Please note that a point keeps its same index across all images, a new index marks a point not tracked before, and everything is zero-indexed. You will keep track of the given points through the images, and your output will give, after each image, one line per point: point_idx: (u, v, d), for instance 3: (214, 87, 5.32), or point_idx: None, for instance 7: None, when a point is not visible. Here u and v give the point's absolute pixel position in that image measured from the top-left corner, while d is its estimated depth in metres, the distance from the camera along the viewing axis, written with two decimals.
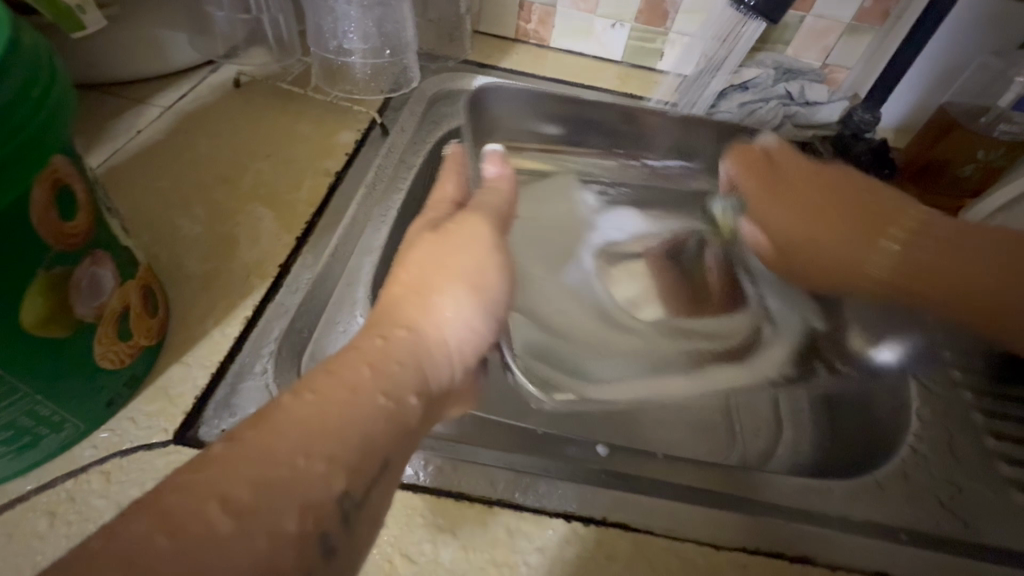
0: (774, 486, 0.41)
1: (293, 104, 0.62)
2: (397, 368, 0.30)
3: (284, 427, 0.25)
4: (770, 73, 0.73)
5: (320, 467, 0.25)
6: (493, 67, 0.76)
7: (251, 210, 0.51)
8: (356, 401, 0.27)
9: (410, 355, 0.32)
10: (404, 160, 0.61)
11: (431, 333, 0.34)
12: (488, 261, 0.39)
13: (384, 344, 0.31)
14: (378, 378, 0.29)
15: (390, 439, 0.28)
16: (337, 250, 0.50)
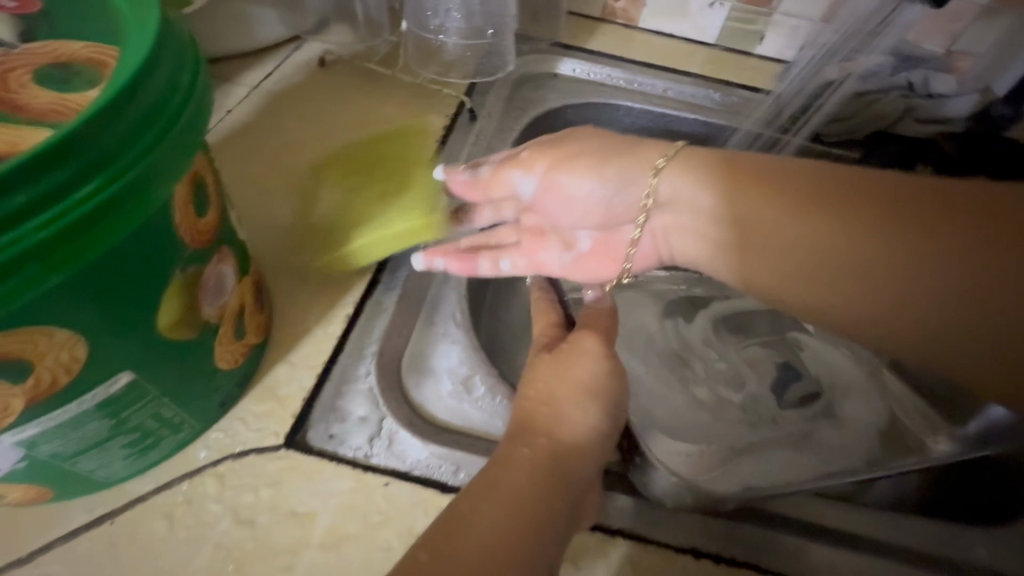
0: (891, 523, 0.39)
1: (378, 86, 0.59)
2: (541, 473, 0.32)
3: (461, 546, 0.28)
4: (889, 60, 0.65)
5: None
6: (579, 49, 0.72)
7: (321, 195, 0.47)
8: (516, 522, 0.30)
9: (550, 469, 0.33)
10: (492, 149, 0.58)
11: (567, 442, 0.34)
12: (614, 373, 0.38)
13: (527, 458, 0.33)
14: (523, 498, 0.31)
15: (550, 547, 0.30)
16: (431, 244, 0.48)
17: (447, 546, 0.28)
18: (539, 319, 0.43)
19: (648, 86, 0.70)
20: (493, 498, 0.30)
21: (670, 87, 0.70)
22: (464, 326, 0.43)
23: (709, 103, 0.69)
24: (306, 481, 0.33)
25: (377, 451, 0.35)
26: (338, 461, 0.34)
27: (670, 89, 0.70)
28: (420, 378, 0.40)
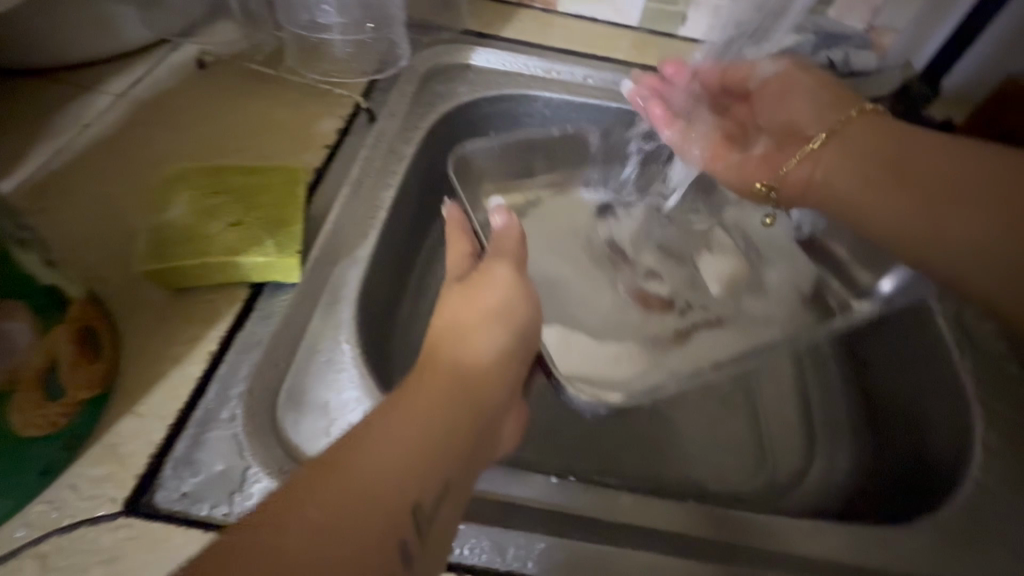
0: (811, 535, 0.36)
1: (265, 86, 0.54)
2: (447, 392, 0.31)
3: (365, 457, 0.26)
4: (809, 40, 0.64)
5: (393, 491, 0.26)
6: (493, 38, 0.67)
7: (174, 200, 0.40)
8: (424, 437, 0.28)
9: (455, 387, 0.31)
10: (394, 150, 0.54)
11: (468, 358, 0.33)
12: (526, 296, 0.38)
13: (437, 379, 0.31)
14: (439, 417, 0.29)
15: (449, 464, 0.28)
16: (316, 263, 0.44)
17: (349, 457, 0.26)
18: (452, 244, 0.41)
19: (566, 74, 0.66)
20: (404, 413, 0.29)
21: (590, 75, 0.66)
22: (351, 352, 0.39)
23: (630, 90, 0.66)
24: (148, 553, 0.30)
25: (235, 509, 0.31)
26: (189, 525, 0.31)
27: (590, 77, 0.66)
28: (297, 415, 0.36)
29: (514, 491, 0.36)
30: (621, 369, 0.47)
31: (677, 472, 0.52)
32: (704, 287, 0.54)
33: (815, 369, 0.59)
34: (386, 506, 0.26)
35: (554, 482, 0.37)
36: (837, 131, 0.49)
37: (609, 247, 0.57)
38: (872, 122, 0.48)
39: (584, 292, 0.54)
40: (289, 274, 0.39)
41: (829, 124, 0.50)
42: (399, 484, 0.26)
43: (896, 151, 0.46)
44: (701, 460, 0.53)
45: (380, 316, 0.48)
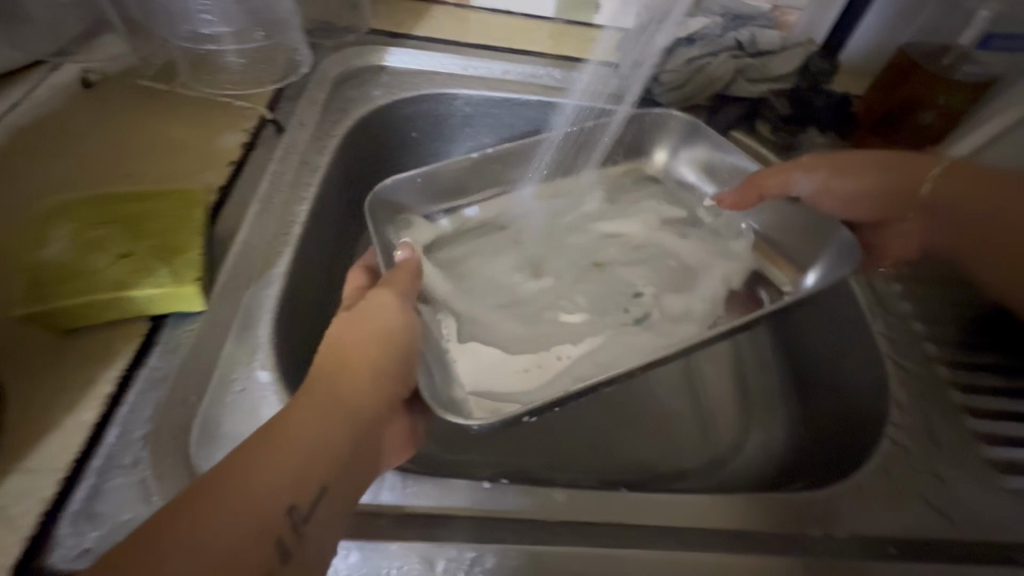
0: (733, 509, 0.38)
1: (160, 103, 0.51)
2: (320, 416, 0.30)
3: (230, 475, 0.26)
4: (717, 22, 0.65)
5: (264, 503, 0.26)
6: (407, 37, 0.66)
7: (54, 235, 0.38)
8: (300, 447, 0.28)
9: (327, 411, 0.30)
10: (307, 161, 0.52)
11: (346, 381, 0.33)
12: (407, 322, 0.37)
13: (313, 393, 0.31)
14: (315, 428, 0.29)
15: (317, 482, 0.28)
16: (226, 287, 0.41)
17: (214, 478, 0.26)
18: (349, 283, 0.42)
19: (486, 70, 0.65)
20: (279, 428, 0.28)
21: (510, 69, 0.66)
22: (269, 379, 0.37)
23: (551, 82, 0.65)
24: None
25: None
26: None
27: (510, 71, 0.65)
28: (212, 450, 0.34)
29: (446, 502, 0.36)
30: (526, 380, 0.46)
31: (622, 457, 0.53)
32: (629, 280, 0.55)
33: (749, 342, 0.62)
34: (258, 518, 0.25)
35: (487, 487, 0.37)
36: (926, 198, 0.54)
37: (522, 243, 0.57)
38: (963, 176, 0.52)
39: (492, 282, 0.53)
40: (190, 303, 0.37)
41: (916, 185, 0.54)
42: (269, 496, 0.26)
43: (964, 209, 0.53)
44: (644, 442, 0.54)
45: (303, 335, 0.47)
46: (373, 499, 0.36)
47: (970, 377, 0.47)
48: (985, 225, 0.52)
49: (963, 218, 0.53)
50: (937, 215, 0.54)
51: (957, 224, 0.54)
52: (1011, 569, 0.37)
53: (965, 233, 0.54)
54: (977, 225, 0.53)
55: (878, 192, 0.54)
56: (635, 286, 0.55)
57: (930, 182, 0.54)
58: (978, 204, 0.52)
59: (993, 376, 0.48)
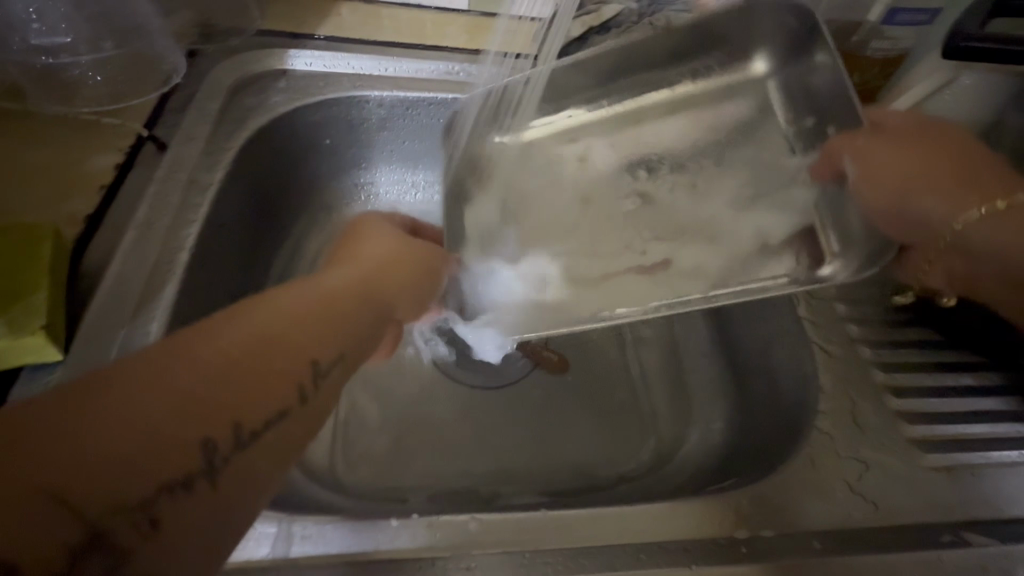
0: (659, 518, 0.36)
1: (17, 127, 0.46)
2: (316, 312, 0.28)
3: (274, 305, 0.27)
4: (632, 6, 0.63)
5: (298, 336, 0.27)
6: (310, 37, 0.61)
7: None
8: (336, 301, 0.30)
9: (324, 305, 0.29)
10: (194, 178, 0.48)
11: (347, 289, 0.31)
12: (406, 265, 0.37)
13: (356, 267, 0.34)
14: (353, 290, 0.31)
15: (288, 385, 0.26)
16: (93, 330, 0.37)
17: (260, 305, 0.27)
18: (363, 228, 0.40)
19: (397, 70, 0.61)
20: (324, 283, 0.30)
21: (422, 67, 0.62)
22: None
23: (464, 79, 0.62)
24: None
25: None
26: None
27: (423, 70, 0.62)
28: None
29: (349, 547, 0.33)
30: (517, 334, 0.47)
31: (558, 465, 0.51)
32: (648, 235, 0.52)
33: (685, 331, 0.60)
34: (288, 347, 0.26)
35: (396, 525, 0.34)
36: (959, 234, 0.41)
37: (534, 193, 0.54)
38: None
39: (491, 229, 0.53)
40: (42, 354, 0.33)
41: (971, 228, 0.40)
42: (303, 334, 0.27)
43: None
44: (580, 447, 0.53)
45: None
46: (268, 552, 0.33)
47: (895, 355, 0.47)
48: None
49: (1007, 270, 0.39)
50: (965, 260, 0.41)
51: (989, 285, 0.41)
52: (930, 551, 0.37)
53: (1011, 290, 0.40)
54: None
55: (938, 197, 0.42)
56: (648, 240, 0.51)
57: (968, 220, 0.41)
58: None
59: (918, 352, 0.47)
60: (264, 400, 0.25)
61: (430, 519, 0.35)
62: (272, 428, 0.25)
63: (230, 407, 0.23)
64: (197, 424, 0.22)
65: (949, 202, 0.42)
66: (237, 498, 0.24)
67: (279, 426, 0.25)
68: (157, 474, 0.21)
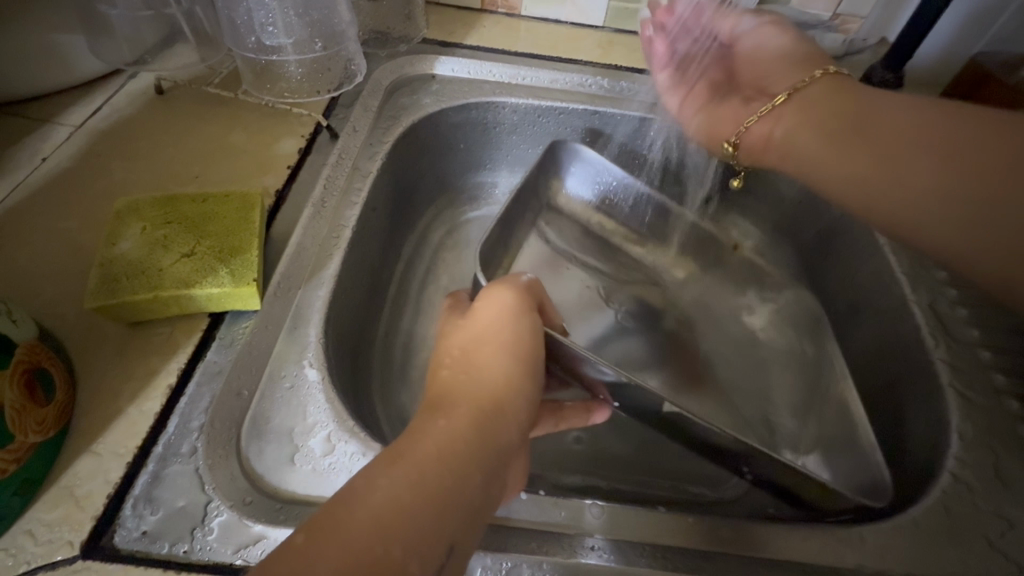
0: (778, 537, 0.36)
1: (223, 111, 0.54)
2: (410, 514, 0.26)
3: (354, 509, 0.25)
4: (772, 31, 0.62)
5: (384, 553, 0.24)
6: (457, 46, 0.67)
7: (124, 233, 0.40)
8: (429, 473, 0.27)
9: (406, 497, 0.26)
10: (357, 167, 0.53)
11: (430, 444, 0.29)
12: (518, 364, 0.36)
13: (450, 422, 0.31)
14: (447, 460, 0.28)
15: None
16: (279, 285, 0.43)
17: (336, 512, 0.25)
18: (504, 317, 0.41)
19: (533, 79, 0.65)
20: (415, 460, 0.28)
21: (557, 77, 0.65)
22: (316, 378, 0.39)
23: (598, 92, 0.65)
24: None
25: (197, 546, 0.31)
26: (148, 563, 0.31)
27: (557, 80, 0.65)
28: (262, 444, 0.36)
29: None
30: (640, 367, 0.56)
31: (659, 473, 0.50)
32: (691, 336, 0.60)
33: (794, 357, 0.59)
34: (404, 542, 0.25)
35: (524, 498, 0.37)
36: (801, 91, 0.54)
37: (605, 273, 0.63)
38: (932, 168, 0.47)
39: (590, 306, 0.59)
40: (247, 301, 0.39)
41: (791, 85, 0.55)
42: (419, 532, 0.25)
43: (898, 114, 0.50)
44: None
45: (345, 334, 0.48)
46: None
47: None
48: (901, 137, 0.49)
49: (859, 111, 0.51)
50: (803, 111, 0.54)
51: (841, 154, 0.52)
52: None
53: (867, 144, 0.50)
54: (883, 132, 0.50)
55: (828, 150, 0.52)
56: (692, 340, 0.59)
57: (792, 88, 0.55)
58: (851, 138, 0.51)
59: None
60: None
61: (556, 499, 0.37)
62: None
63: None
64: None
65: (806, 117, 0.54)
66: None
67: None
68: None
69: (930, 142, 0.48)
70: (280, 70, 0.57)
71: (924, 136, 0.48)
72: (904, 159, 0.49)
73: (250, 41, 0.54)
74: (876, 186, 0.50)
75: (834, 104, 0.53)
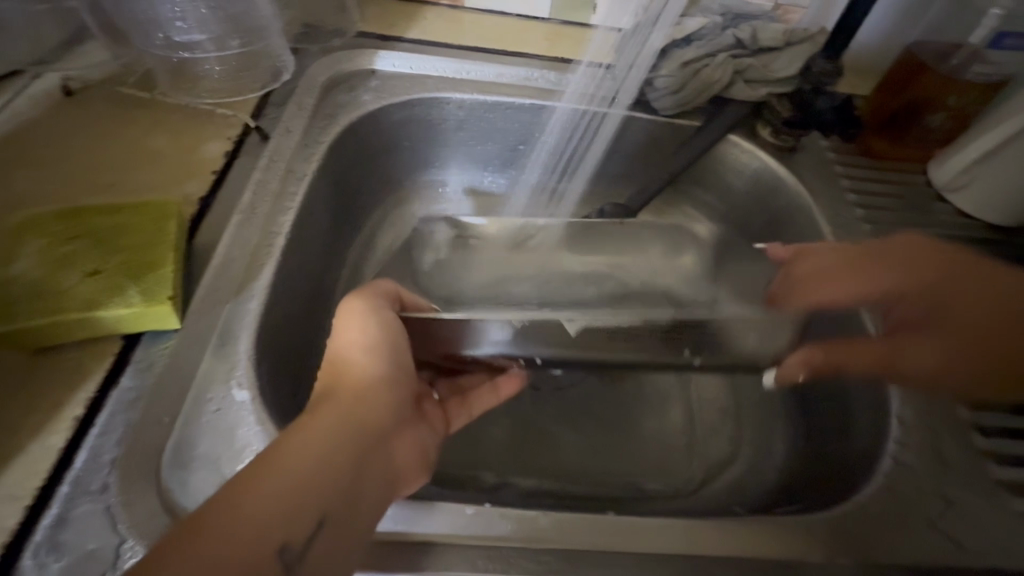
0: (727, 535, 0.36)
1: (140, 112, 0.50)
2: (274, 508, 0.28)
3: (224, 519, 0.26)
4: (716, 21, 0.61)
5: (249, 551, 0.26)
6: (397, 40, 0.64)
7: (20, 251, 0.36)
8: (304, 469, 0.30)
9: (270, 496, 0.28)
10: (291, 169, 0.51)
11: (297, 443, 0.30)
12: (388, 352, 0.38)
13: (322, 418, 0.33)
14: (317, 454, 0.30)
15: None
16: (204, 301, 0.40)
17: (204, 521, 0.26)
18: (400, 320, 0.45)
19: (477, 73, 0.63)
20: (291, 448, 0.30)
21: (502, 71, 0.63)
22: (246, 399, 0.36)
23: (544, 85, 0.63)
24: None
25: None
26: None
27: (502, 74, 0.63)
28: (184, 475, 0.33)
29: (429, 527, 0.35)
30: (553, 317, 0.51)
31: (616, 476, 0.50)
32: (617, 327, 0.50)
33: None
34: (272, 524, 0.27)
35: (470, 513, 0.35)
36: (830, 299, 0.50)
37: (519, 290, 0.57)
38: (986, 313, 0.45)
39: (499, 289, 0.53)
40: (163, 320, 0.36)
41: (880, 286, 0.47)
42: (291, 515, 0.28)
43: (939, 284, 0.46)
44: (636, 459, 0.52)
45: (282, 349, 0.45)
46: None
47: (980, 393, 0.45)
48: (947, 286, 0.46)
49: (939, 288, 0.46)
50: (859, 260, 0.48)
51: (940, 318, 0.46)
52: None
53: (941, 293, 0.46)
54: (935, 284, 0.46)
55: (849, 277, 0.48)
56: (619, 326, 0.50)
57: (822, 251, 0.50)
58: (925, 292, 0.46)
59: None
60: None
61: (504, 509, 0.36)
62: None
63: None
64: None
65: (868, 274, 0.48)
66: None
67: None
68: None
69: (977, 291, 0.45)
70: (197, 66, 0.54)
71: (969, 283, 0.45)
72: (962, 314, 0.45)
73: (164, 38, 0.52)
74: (960, 319, 0.45)
75: (918, 259, 0.47)
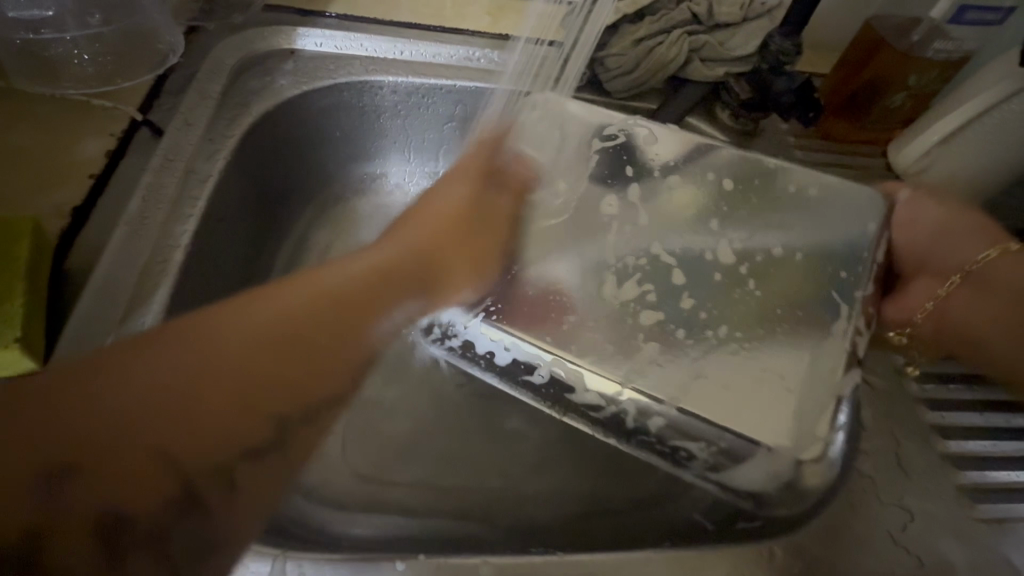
0: (686, 572, 0.33)
1: (1, 106, 0.42)
2: (274, 351, 0.29)
3: (220, 343, 0.28)
4: None
5: (235, 388, 0.27)
6: (320, 14, 0.56)
7: None
8: (327, 326, 0.31)
9: (279, 335, 0.29)
10: (192, 169, 0.44)
11: (308, 292, 0.32)
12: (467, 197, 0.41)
13: (352, 272, 0.34)
14: (311, 308, 0.31)
15: (196, 466, 0.26)
16: (77, 335, 0.34)
17: (210, 334, 0.28)
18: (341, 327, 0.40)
19: (413, 53, 0.56)
20: (302, 299, 0.31)
21: (440, 51, 0.57)
22: None
23: (487, 66, 0.57)
24: None
25: None
26: None
27: (440, 54, 0.57)
28: None
29: None
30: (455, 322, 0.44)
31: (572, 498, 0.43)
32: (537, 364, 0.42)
33: None
34: (178, 409, 0.26)
35: (401, 568, 0.31)
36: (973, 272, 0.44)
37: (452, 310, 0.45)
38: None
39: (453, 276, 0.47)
40: (19, 366, 0.30)
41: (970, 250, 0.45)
42: (264, 371, 0.28)
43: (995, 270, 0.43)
44: None
45: None
46: None
47: (943, 392, 0.44)
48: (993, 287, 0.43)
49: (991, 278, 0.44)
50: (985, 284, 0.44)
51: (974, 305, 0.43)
52: None
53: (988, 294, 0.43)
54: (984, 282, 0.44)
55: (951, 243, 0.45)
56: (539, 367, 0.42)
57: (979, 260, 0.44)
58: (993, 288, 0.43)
59: (970, 389, 0.44)
60: (179, 477, 0.25)
61: (439, 561, 0.32)
62: (188, 515, 0.26)
63: (153, 455, 0.25)
64: (160, 464, 0.25)
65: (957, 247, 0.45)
66: (233, 518, 0.27)
67: (233, 478, 0.27)
68: (222, 442, 0.27)
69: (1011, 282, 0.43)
70: (67, 60, 0.46)
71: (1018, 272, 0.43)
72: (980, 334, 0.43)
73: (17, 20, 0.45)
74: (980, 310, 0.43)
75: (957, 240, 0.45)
